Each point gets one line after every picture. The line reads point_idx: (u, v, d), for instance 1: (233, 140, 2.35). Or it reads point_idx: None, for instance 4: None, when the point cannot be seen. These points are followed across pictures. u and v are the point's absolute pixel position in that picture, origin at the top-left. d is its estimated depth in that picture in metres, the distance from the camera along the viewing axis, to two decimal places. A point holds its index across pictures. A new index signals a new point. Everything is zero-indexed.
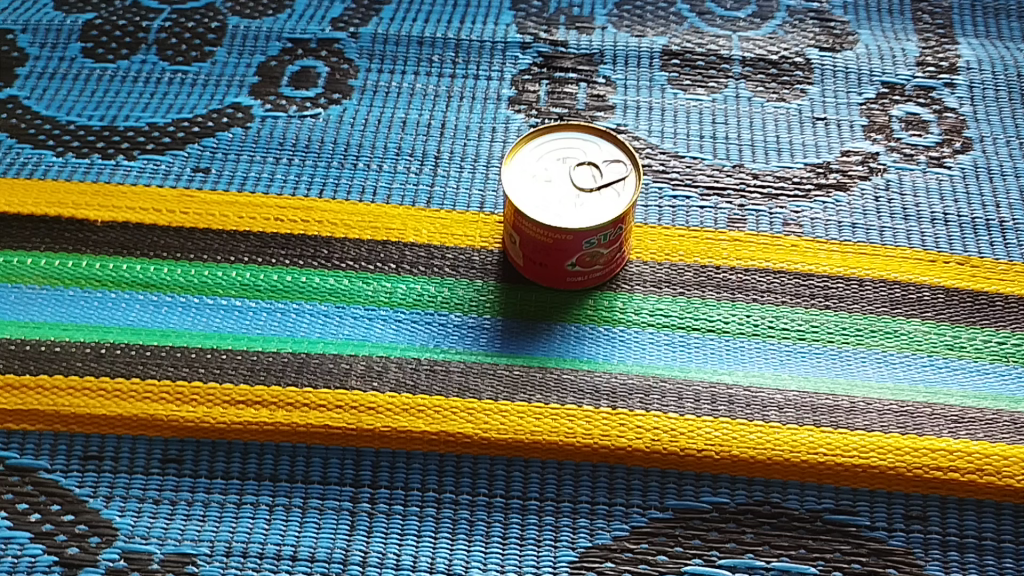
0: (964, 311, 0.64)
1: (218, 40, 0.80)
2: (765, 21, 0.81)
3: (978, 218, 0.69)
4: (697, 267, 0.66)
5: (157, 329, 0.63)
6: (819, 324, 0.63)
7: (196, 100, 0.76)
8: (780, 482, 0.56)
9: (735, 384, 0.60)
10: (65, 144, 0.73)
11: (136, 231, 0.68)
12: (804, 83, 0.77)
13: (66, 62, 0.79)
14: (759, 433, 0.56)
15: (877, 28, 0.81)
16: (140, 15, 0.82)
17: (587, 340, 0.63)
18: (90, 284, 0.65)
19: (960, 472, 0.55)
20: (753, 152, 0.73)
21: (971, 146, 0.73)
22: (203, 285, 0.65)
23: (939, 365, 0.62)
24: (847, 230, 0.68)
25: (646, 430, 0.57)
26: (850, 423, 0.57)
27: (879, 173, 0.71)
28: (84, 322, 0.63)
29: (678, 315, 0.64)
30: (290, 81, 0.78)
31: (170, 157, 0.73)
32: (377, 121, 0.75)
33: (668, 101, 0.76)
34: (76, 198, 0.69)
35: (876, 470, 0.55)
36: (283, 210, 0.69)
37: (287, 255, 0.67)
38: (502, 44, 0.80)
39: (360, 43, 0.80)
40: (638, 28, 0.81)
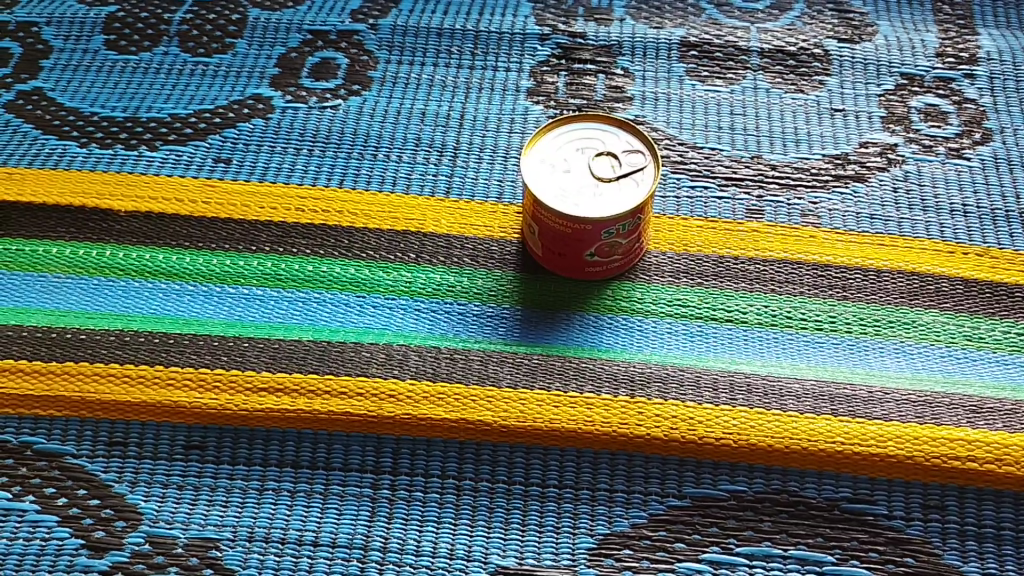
0: (983, 303, 0.64)
1: (239, 32, 0.81)
2: (783, 12, 0.81)
3: (996, 209, 0.69)
4: (715, 257, 0.67)
5: (179, 317, 0.64)
6: (837, 314, 0.64)
7: (218, 91, 0.77)
8: (798, 471, 0.56)
9: (753, 374, 0.60)
10: (89, 135, 0.74)
11: (158, 221, 0.69)
12: (822, 75, 0.77)
13: (90, 54, 0.80)
14: (776, 422, 0.57)
15: (897, 19, 0.81)
16: (162, 7, 0.83)
17: (605, 330, 0.63)
18: (114, 272, 0.66)
19: (979, 462, 0.55)
20: (771, 144, 0.73)
21: (991, 137, 0.73)
22: (225, 274, 0.66)
23: (957, 356, 0.62)
24: (866, 221, 0.68)
25: (664, 419, 0.57)
26: (868, 413, 0.57)
27: (898, 164, 0.71)
28: (107, 309, 0.64)
29: (697, 305, 0.64)
30: (311, 73, 0.78)
31: (192, 148, 0.73)
32: (397, 112, 0.76)
33: (686, 93, 0.76)
34: (100, 189, 0.70)
35: (893, 460, 0.55)
36: (304, 200, 0.70)
37: (309, 244, 0.68)
38: (520, 36, 0.80)
39: (380, 34, 0.80)
40: (657, 20, 0.81)
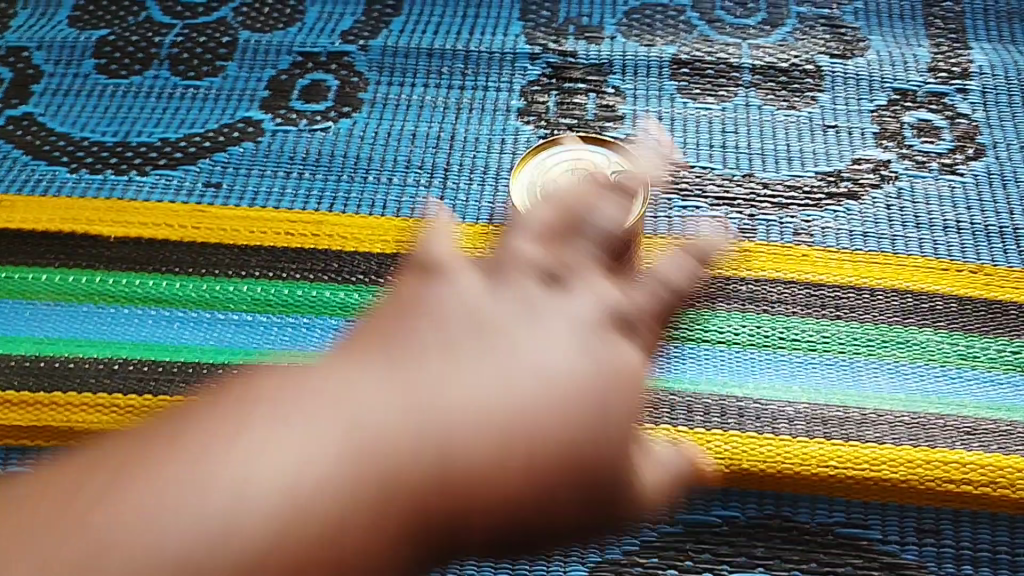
0: (978, 320, 0.64)
1: (229, 55, 0.81)
2: (775, 28, 0.81)
3: (990, 225, 0.69)
4: (708, 278, 0.66)
5: (169, 345, 0.64)
6: (830, 334, 0.63)
7: (208, 115, 0.77)
8: (791, 496, 0.56)
9: (746, 397, 0.60)
10: (79, 160, 0.74)
11: (148, 247, 0.69)
12: (814, 91, 0.77)
13: (80, 79, 0.80)
14: (769, 446, 0.56)
15: (889, 34, 0.80)
16: (152, 30, 0.83)
17: None
18: (104, 298, 0.66)
19: (974, 485, 0.54)
20: (763, 161, 0.73)
21: (984, 152, 0.73)
22: (215, 300, 0.66)
23: (952, 375, 0.61)
24: (858, 239, 0.68)
25: (656, 444, 0.56)
26: (861, 435, 0.57)
27: (891, 181, 0.71)
28: (97, 337, 0.64)
29: (688, 326, 0.64)
30: (302, 95, 0.78)
31: (182, 172, 0.73)
32: (387, 134, 0.76)
33: (677, 111, 0.76)
34: (89, 214, 0.70)
35: (887, 483, 0.55)
36: (295, 224, 0.70)
37: (298, 268, 0.67)
38: (511, 55, 0.80)
39: (370, 56, 0.80)
40: (647, 37, 0.81)
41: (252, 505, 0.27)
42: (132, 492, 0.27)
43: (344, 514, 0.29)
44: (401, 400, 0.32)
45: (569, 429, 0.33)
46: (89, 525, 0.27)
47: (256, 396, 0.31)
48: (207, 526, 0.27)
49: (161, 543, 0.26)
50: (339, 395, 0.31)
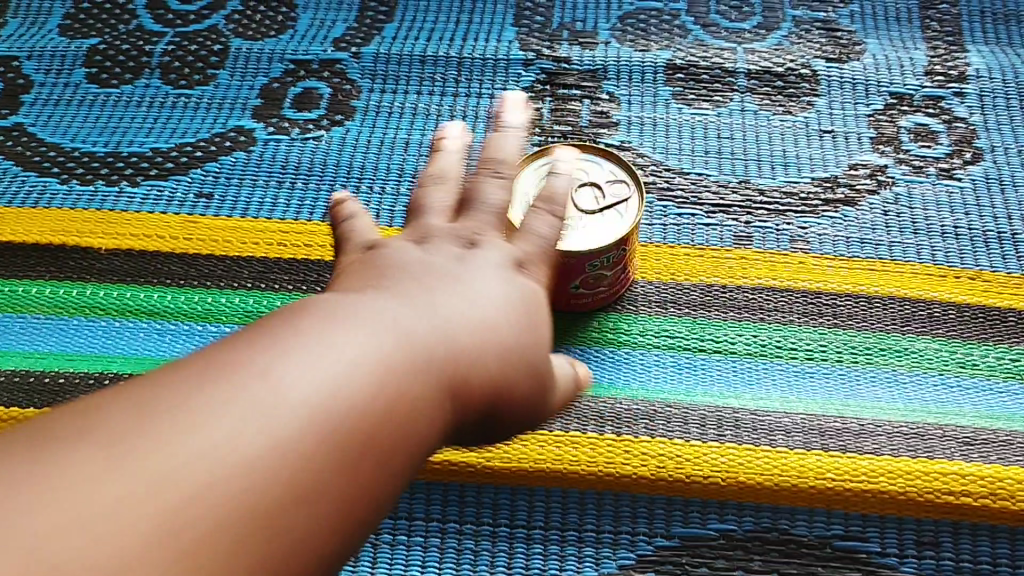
0: (976, 328, 0.63)
1: (221, 63, 0.80)
2: (770, 32, 0.80)
3: (988, 231, 0.68)
4: (703, 286, 0.66)
5: (161, 358, 0.63)
6: (827, 342, 0.63)
7: (199, 124, 0.76)
8: (788, 509, 0.55)
9: (742, 408, 0.59)
10: (69, 170, 0.73)
11: (139, 259, 0.68)
12: (810, 95, 0.76)
13: (71, 88, 0.79)
14: (765, 459, 0.55)
15: (885, 37, 0.80)
16: (143, 38, 0.82)
17: (592, 363, 0.62)
18: (95, 311, 0.66)
19: (973, 497, 0.54)
20: (759, 167, 0.72)
21: (982, 156, 0.72)
22: (206, 312, 0.66)
23: (950, 385, 0.61)
24: (856, 246, 0.67)
25: (652, 457, 0.56)
26: (859, 446, 0.56)
27: (888, 186, 0.70)
28: (88, 350, 0.64)
29: (684, 336, 0.63)
30: (294, 103, 0.77)
31: (174, 182, 0.73)
32: (380, 142, 0.75)
33: (673, 117, 0.75)
34: (80, 226, 0.70)
35: (886, 496, 0.54)
36: (287, 235, 0.69)
37: (291, 280, 0.67)
38: (504, 61, 0.79)
39: (362, 63, 0.80)
40: (642, 42, 0.80)
41: (344, 382, 0.33)
42: (225, 385, 0.31)
43: (407, 390, 0.35)
44: (413, 312, 0.37)
45: (530, 339, 0.41)
46: (204, 416, 0.30)
47: (278, 317, 0.35)
48: (313, 401, 0.32)
49: (280, 417, 0.31)
50: (370, 306, 0.37)
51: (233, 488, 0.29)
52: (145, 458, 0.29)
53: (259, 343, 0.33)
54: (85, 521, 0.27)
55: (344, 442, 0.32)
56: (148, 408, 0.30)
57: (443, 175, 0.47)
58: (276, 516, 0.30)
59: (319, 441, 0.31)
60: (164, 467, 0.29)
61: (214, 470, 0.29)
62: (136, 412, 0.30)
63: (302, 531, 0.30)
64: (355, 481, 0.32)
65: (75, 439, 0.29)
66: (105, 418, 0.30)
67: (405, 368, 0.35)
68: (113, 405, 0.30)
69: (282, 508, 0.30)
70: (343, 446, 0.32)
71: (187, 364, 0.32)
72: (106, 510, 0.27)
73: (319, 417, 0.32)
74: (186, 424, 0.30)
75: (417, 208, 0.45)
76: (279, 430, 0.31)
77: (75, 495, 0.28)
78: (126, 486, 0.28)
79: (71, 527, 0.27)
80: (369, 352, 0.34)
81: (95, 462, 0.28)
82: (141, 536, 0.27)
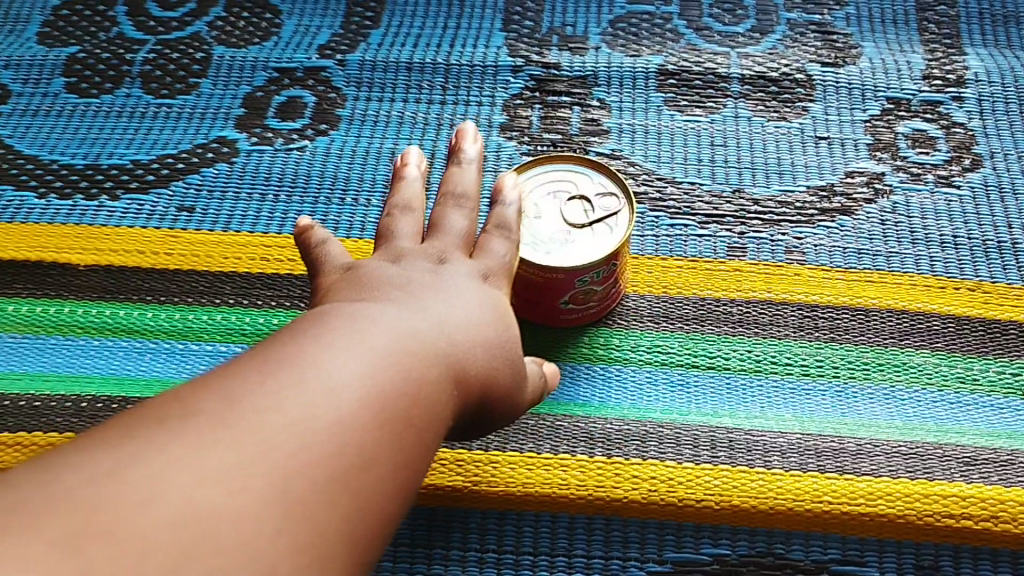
0: (976, 341, 0.61)
1: (203, 71, 0.78)
2: (764, 35, 0.79)
3: (988, 240, 0.66)
4: (696, 300, 0.64)
5: (140, 379, 0.62)
6: (824, 357, 0.61)
7: (180, 135, 0.75)
8: (783, 533, 0.54)
9: (736, 428, 0.57)
10: (48, 184, 0.72)
11: (119, 275, 0.66)
12: (805, 101, 0.74)
13: (49, 98, 0.77)
14: (760, 481, 0.54)
15: (881, 40, 0.78)
16: (123, 46, 0.80)
17: (582, 381, 0.61)
18: (72, 330, 0.64)
19: (974, 520, 0.52)
20: (754, 176, 0.70)
21: (981, 163, 0.70)
22: (188, 330, 0.64)
23: (950, 401, 0.59)
24: (853, 256, 0.66)
25: (643, 480, 0.54)
26: (856, 467, 0.54)
27: (885, 195, 0.69)
28: (65, 371, 0.62)
29: (676, 351, 0.62)
30: (277, 112, 0.76)
31: (154, 196, 0.71)
32: (365, 153, 0.73)
33: (665, 124, 0.74)
34: (58, 241, 0.68)
35: (884, 519, 0.53)
36: (270, 249, 0.68)
37: (274, 296, 0.65)
38: (492, 68, 0.77)
39: (348, 70, 0.78)
40: (633, 47, 0.78)
41: (385, 368, 0.38)
42: (256, 389, 0.35)
43: (434, 373, 0.40)
44: (407, 314, 0.41)
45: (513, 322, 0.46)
46: (259, 407, 0.35)
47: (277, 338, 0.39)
48: (362, 384, 0.37)
49: (339, 400, 0.36)
50: (383, 308, 0.41)
51: (312, 458, 0.34)
52: (236, 438, 0.34)
53: (303, 341, 0.38)
54: (199, 490, 0.32)
55: (393, 418, 0.38)
56: (226, 398, 0.35)
57: (409, 205, 0.50)
58: (351, 479, 0.35)
59: (375, 416, 0.37)
60: (253, 443, 0.34)
61: (295, 445, 0.34)
62: (216, 401, 0.35)
63: (371, 492, 0.36)
64: (405, 449, 0.38)
65: (172, 426, 0.34)
66: (191, 409, 0.34)
67: (430, 355, 0.41)
68: (194, 398, 0.35)
69: (354, 473, 0.35)
70: (394, 422, 0.37)
71: (243, 362, 0.37)
72: (215, 480, 0.32)
73: (369, 399, 0.37)
74: (262, 408, 0.35)
75: (386, 232, 0.48)
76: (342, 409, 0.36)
77: (185, 469, 0.32)
78: (226, 459, 0.33)
79: (189, 496, 0.32)
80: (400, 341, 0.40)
81: (195, 441, 0.33)
82: (247, 501, 0.32)
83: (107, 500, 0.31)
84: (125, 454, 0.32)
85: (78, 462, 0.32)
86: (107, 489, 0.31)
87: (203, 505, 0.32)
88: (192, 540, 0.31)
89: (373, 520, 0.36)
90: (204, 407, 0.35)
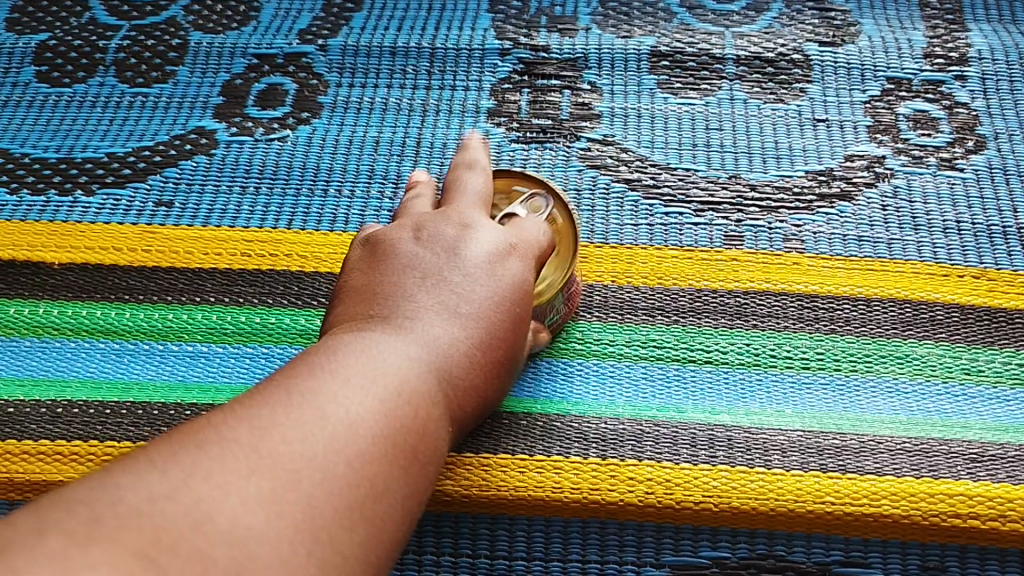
0: (982, 331, 0.59)
1: (179, 59, 0.76)
2: (760, 14, 0.76)
3: (992, 225, 0.64)
4: (693, 291, 0.62)
5: (119, 382, 0.59)
6: (824, 350, 0.59)
7: (157, 125, 0.72)
8: (785, 534, 0.52)
9: (735, 426, 0.55)
10: (19, 178, 0.69)
11: (95, 273, 0.64)
12: (803, 82, 0.72)
13: (20, 88, 0.75)
14: (760, 482, 0.52)
15: (881, 17, 0.76)
16: (96, 33, 0.78)
17: (576, 379, 0.58)
18: (48, 331, 0.62)
19: (981, 519, 0.51)
20: (750, 161, 0.68)
21: (985, 144, 0.68)
22: (168, 330, 0.62)
23: (955, 394, 0.57)
24: (853, 244, 0.64)
25: (639, 482, 0.52)
26: (859, 466, 0.53)
27: (886, 179, 0.67)
28: (41, 375, 0.60)
29: (672, 346, 0.60)
30: (257, 101, 0.73)
31: (131, 190, 0.69)
32: (348, 141, 0.71)
33: (658, 107, 0.71)
34: (32, 239, 0.65)
35: (888, 519, 0.51)
36: (251, 244, 0.65)
37: (256, 293, 0.63)
38: (479, 51, 0.75)
39: (329, 56, 0.76)
40: (624, 28, 0.76)
41: (397, 402, 0.41)
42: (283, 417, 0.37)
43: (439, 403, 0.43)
44: (418, 341, 0.44)
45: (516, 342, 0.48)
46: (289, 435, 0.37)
47: (296, 368, 0.41)
48: (378, 416, 0.39)
49: (356, 432, 0.38)
50: (398, 335, 0.44)
51: (335, 488, 0.36)
52: (268, 466, 0.36)
53: (321, 372, 0.40)
54: (240, 516, 0.34)
55: (402, 449, 0.40)
56: (257, 427, 0.37)
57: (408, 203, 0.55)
58: (368, 508, 0.37)
59: (389, 449, 0.39)
60: (283, 473, 0.36)
61: (320, 474, 0.36)
62: (248, 430, 0.37)
63: (383, 518, 0.38)
64: (414, 478, 0.40)
65: (210, 453, 0.36)
66: (225, 435, 0.36)
67: (435, 385, 0.43)
68: (228, 424, 0.37)
69: (370, 502, 0.37)
70: (404, 453, 0.40)
71: (268, 389, 0.39)
72: (254, 507, 0.34)
73: (382, 431, 0.39)
74: (290, 438, 0.37)
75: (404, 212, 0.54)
76: (361, 442, 0.38)
77: (226, 497, 0.34)
78: (261, 487, 0.35)
79: (233, 522, 0.34)
80: (411, 372, 0.42)
81: (232, 470, 0.35)
82: (282, 527, 0.34)
83: (160, 521, 0.33)
84: (172, 478, 0.34)
85: (128, 484, 0.34)
86: (162, 510, 0.33)
87: (244, 530, 0.34)
88: (236, 564, 0.33)
89: (385, 547, 0.38)
90: (239, 434, 0.36)
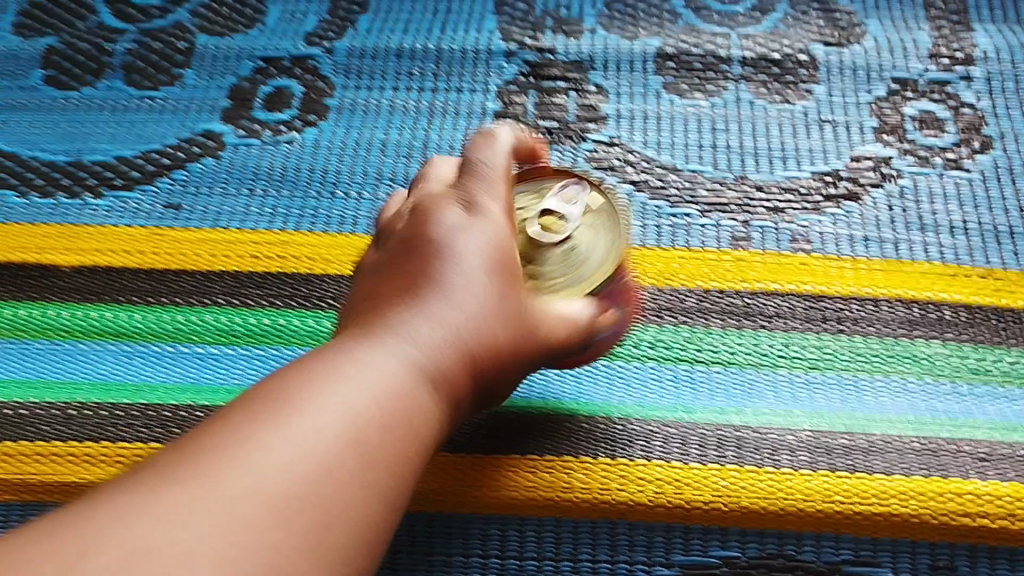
0: (988, 331, 0.60)
1: (186, 62, 0.76)
2: (765, 15, 0.76)
3: (998, 225, 0.64)
4: (700, 292, 0.62)
5: (128, 383, 0.60)
6: (832, 351, 0.59)
7: (164, 128, 0.72)
8: (794, 534, 0.52)
9: (744, 426, 0.56)
10: (28, 182, 0.69)
11: (105, 276, 0.64)
12: (809, 82, 0.72)
13: (28, 92, 0.75)
14: (770, 482, 0.52)
15: (886, 17, 0.76)
16: (103, 36, 0.78)
17: (585, 379, 0.58)
18: (58, 334, 0.62)
19: (990, 518, 0.51)
20: (757, 162, 0.68)
21: (991, 144, 0.68)
22: (177, 332, 0.62)
23: (963, 393, 0.57)
24: (859, 244, 0.64)
25: (649, 483, 0.53)
26: (868, 466, 0.53)
27: (892, 179, 0.67)
28: (51, 377, 0.60)
29: (681, 346, 0.60)
30: (264, 103, 0.74)
31: (139, 193, 0.69)
32: (356, 144, 0.71)
33: (664, 109, 0.72)
34: (42, 242, 0.66)
35: (897, 519, 0.51)
36: (259, 247, 0.66)
37: (265, 295, 0.63)
38: (485, 53, 0.75)
39: (336, 58, 0.76)
40: (630, 29, 0.76)
41: (331, 395, 0.40)
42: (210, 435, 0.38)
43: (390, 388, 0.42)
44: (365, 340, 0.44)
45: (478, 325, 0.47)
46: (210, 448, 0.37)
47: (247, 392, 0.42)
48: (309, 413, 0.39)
49: (333, 438, 0.39)
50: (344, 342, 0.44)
51: (248, 484, 0.36)
52: (178, 480, 0.36)
53: (276, 388, 0.41)
54: (135, 526, 0.34)
55: (383, 454, 0.40)
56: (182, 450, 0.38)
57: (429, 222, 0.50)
58: (288, 497, 0.36)
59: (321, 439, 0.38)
60: (246, 485, 0.36)
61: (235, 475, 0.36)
62: (173, 454, 0.38)
63: (310, 502, 0.37)
64: (351, 461, 0.39)
65: (131, 480, 0.37)
66: (150, 464, 0.38)
67: (382, 372, 0.42)
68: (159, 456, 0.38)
69: (294, 493, 0.37)
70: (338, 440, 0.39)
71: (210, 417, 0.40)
72: (151, 518, 0.34)
73: (359, 437, 0.39)
74: (211, 451, 0.37)
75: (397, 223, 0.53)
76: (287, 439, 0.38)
77: (128, 512, 0.35)
78: (165, 499, 0.35)
79: (125, 533, 0.34)
80: (351, 366, 0.42)
81: (203, 484, 0.36)
82: (180, 529, 0.34)
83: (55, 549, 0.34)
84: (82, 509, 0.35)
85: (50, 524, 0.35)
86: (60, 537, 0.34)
87: (204, 542, 0.34)
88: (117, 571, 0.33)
89: (319, 528, 0.36)
90: (213, 446, 0.37)
